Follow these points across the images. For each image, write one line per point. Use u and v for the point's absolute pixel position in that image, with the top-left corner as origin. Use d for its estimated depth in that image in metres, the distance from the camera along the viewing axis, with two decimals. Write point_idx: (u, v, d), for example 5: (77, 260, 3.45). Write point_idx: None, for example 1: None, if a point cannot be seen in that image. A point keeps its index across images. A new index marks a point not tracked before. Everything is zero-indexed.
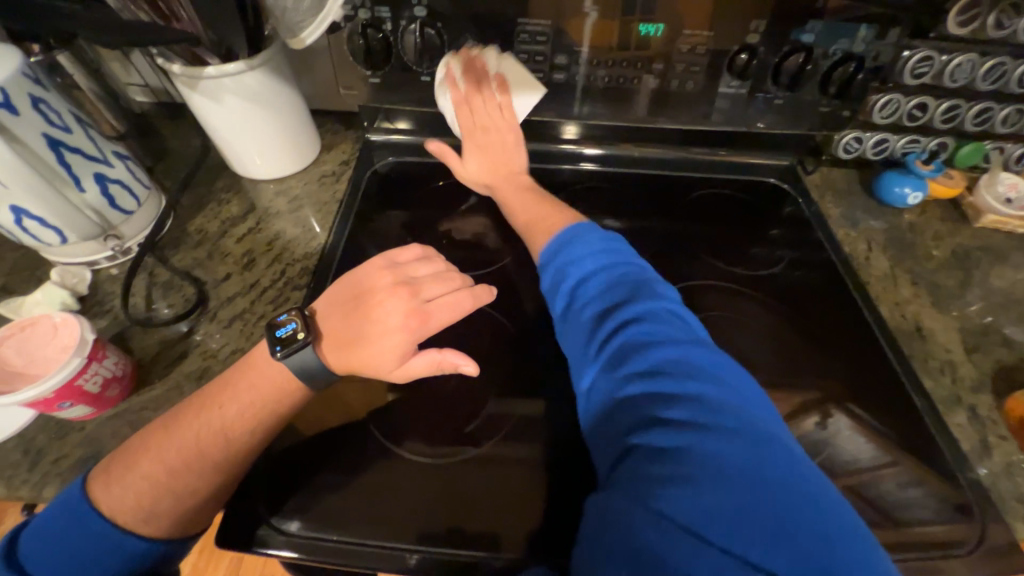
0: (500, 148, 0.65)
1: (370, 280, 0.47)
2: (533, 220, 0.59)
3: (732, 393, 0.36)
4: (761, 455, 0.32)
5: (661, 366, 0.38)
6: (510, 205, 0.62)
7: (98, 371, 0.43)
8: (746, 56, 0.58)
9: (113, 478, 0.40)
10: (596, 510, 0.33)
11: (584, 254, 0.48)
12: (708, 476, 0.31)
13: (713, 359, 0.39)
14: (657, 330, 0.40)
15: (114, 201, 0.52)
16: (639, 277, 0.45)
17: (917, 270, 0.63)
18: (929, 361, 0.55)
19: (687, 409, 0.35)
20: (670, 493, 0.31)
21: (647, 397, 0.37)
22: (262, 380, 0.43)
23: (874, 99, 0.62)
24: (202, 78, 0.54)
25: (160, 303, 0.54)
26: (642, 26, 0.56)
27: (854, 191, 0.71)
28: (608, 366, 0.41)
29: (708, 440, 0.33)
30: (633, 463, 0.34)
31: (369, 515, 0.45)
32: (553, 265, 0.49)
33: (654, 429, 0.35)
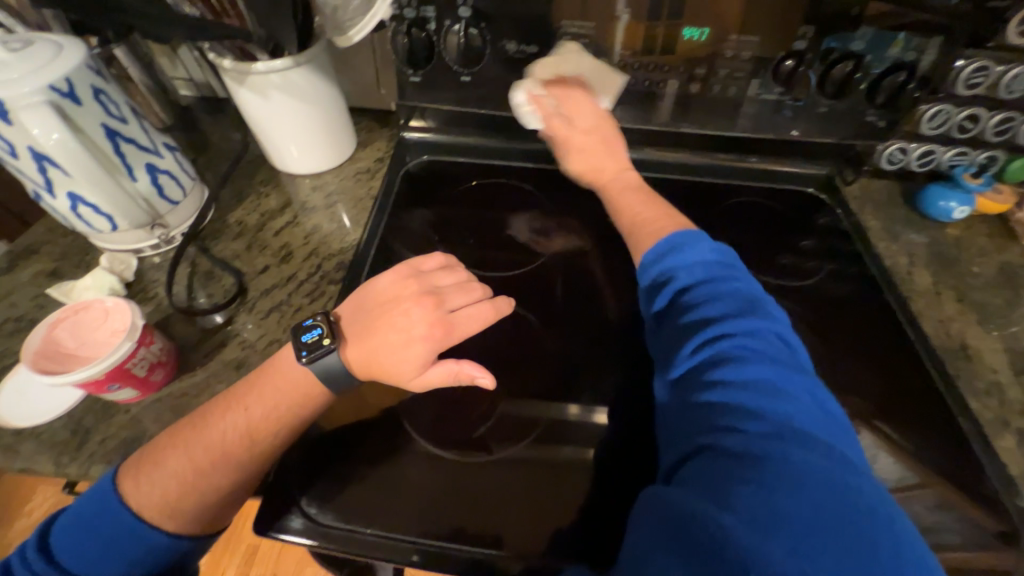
0: (601, 144, 0.61)
1: (394, 288, 0.47)
2: (638, 222, 0.55)
3: (818, 421, 0.36)
4: (847, 486, 0.32)
5: (749, 379, 0.38)
6: (619, 205, 0.59)
7: (145, 355, 0.44)
8: (792, 63, 0.57)
9: (140, 473, 0.41)
10: (658, 501, 0.34)
11: (690, 261, 0.47)
12: (789, 490, 0.31)
13: (804, 384, 0.39)
14: (754, 345, 0.40)
15: (163, 191, 0.54)
16: (749, 290, 0.44)
17: (962, 287, 0.61)
18: (975, 382, 0.53)
19: (772, 424, 0.35)
20: (742, 496, 0.32)
21: (732, 404, 0.37)
22: (287, 384, 0.43)
23: (923, 110, 0.60)
24: (250, 73, 0.55)
25: (201, 293, 0.55)
26: (687, 30, 0.56)
27: (895, 203, 0.70)
28: (696, 367, 0.41)
29: (796, 456, 0.33)
30: (706, 464, 0.35)
31: (398, 510, 0.45)
32: (655, 269, 0.48)
33: (735, 436, 0.35)
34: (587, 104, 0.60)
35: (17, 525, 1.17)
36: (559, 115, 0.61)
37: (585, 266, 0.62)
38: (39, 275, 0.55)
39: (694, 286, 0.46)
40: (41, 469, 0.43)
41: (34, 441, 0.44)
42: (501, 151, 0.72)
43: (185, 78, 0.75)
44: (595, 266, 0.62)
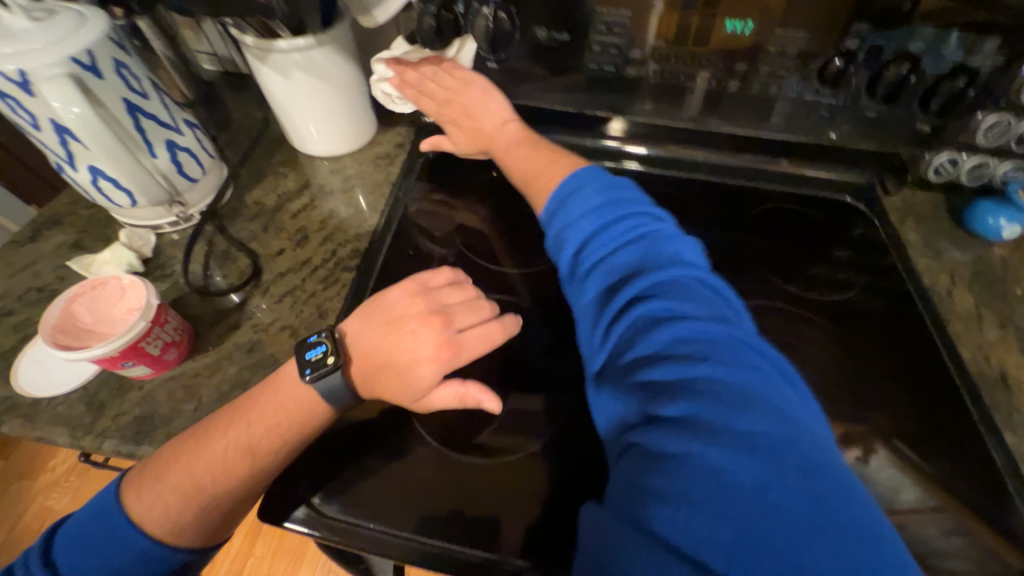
0: (471, 120, 0.62)
1: (401, 306, 0.46)
2: (529, 173, 0.56)
3: (737, 378, 0.33)
4: (770, 465, 0.29)
5: (669, 348, 0.36)
6: (540, 186, 0.54)
7: (159, 335, 0.44)
8: (841, 62, 0.54)
9: (144, 487, 0.41)
10: (593, 527, 0.32)
11: (578, 213, 0.47)
12: (710, 493, 0.28)
13: (722, 336, 0.36)
14: (674, 307, 0.38)
15: (182, 168, 0.53)
16: (655, 238, 0.43)
17: (1006, 311, 0.57)
18: (1013, 415, 0.50)
19: (688, 400, 0.33)
20: (665, 512, 0.29)
21: (651, 384, 0.35)
22: (290, 402, 0.43)
23: (981, 119, 0.55)
24: (273, 51, 0.54)
25: (217, 273, 0.55)
26: (732, 22, 0.52)
27: (939, 217, 0.66)
28: (617, 347, 0.39)
29: (710, 439, 0.30)
30: (634, 470, 0.32)
31: (403, 504, 0.45)
32: (553, 226, 0.48)
33: (657, 428, 0.33)
34: (445, 74, 0.62)
35: (41, 479, 1.23)
36: (445, 114, 0.64)
37: None
38: (60, 246, 0.56)
39: (597, 241, 0.45)
40: (57, 440, 0.44)
41: (51, 411, 0.45)
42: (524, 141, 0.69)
43: (209, 52, 0.74)
44: None
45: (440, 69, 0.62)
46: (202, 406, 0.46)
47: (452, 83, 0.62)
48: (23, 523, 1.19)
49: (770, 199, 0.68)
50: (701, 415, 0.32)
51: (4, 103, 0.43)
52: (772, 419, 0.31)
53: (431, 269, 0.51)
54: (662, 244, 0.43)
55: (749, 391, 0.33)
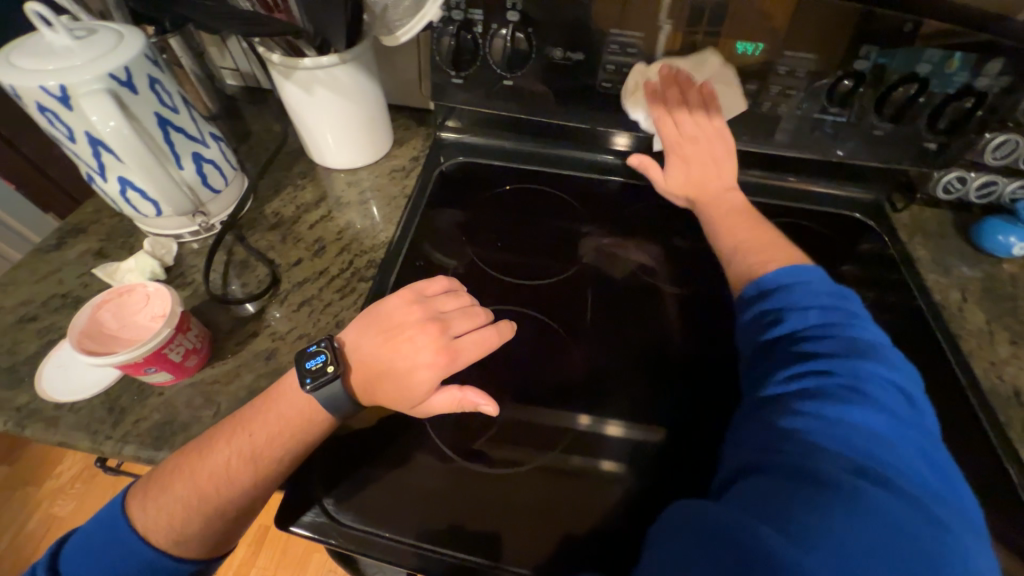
0: (711, 163, 0.60)
1: (398, 315, 0.47)
2: (743, 248, 0.53)
3: (915, 473, 0.33)
4: (931, 541, 0.30)
5: (848, 418, 0.36)
6: (719, 222, 0.57)
7: (182, 342, 0.45)
8: (850, 82, 0.55)
9: (148, 497, 0.42)
10: (708, 513, 0.33)
11: (817, 297, 0.44)
12: (868, 532, 0.30)
13: (911, 434, 0.35)
14: (886, 398, 0.37)
15: (206, 180, 0.55)
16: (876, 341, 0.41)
17: (1017, 328, 0.57)
18: None
19: (862, 464, 0.33)
20: (814, 527, 0.30)
21: (815, 435, 0.35)
22: (289, 412, 0.43)
23: (988, 139, 0.57)
24: (297, 68, 0.55)
25: (236, 282, 0.56)
26: (741, 44, 0.54)
27: (948, 234, 0.66)
28: (804, 391, 0.39)
29: (873, 491, 0.31)
30: (777, 486, 0.33)
31: (416, 513, 0.45)
32: (774, 295, 0.45)
33: (820, 464, 0.33)
34: (705, 118, 0.60)
35: (46, 485, 1.23)
36: (683, 150, 0.61)
37: (616, 280, 0.61)
38: (85, 254, 0.57)
39: (820, 324, 0.42)
40: (77, 444, 0.45)
41: (72, 416, 0.46)
42: (538, 156, 0.71)
43: (232, 68, 0.76)
44: (626, 281, 0.61)
45: (705, 113, 0.60)
46: (220, 412, 0.46)
47: (712, 141, 0.60)
48: (25, 531, 1.18)
49: (778, 215, 0.69)
50: (871, 475, 0.33)
51: (42, 117, 0.45)
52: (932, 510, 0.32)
53: (426, 278, 0.52)
54: (883, 352, 0.40)
55: (924, 490, 0.33)
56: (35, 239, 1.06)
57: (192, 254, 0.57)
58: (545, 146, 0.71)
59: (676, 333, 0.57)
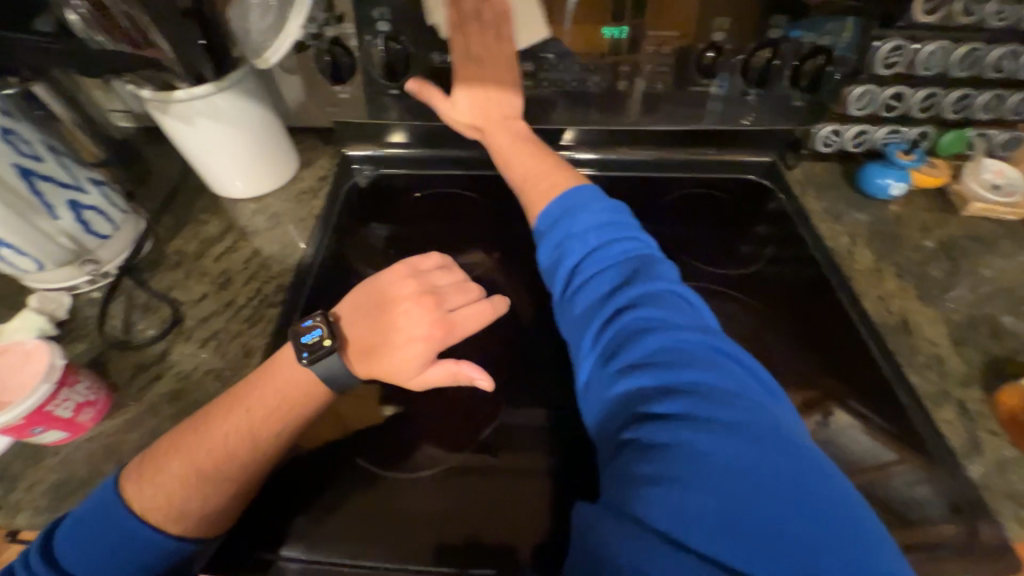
0: (496, 95, 0.59)
1: (395, 288, 0.48)
2: (529, 174, 0.57)
3: (724, 385, 0.35)
4: (760, 449, 0.31)
5: (653, 356, 0.37)
6: (507, 154, 0.59)
7: (70, 397, 0.43)
8: (712, 54, 0.58)
9: (144, 477, 0.40)
10: (583, 523, 0.33)
11: (584, 227, 0.47)
12: (702, 470, 0.31)
13: (708, 345, 0.38)
14: (654, 315, 0.40)
15: (89, 226, 0.53)
16: (647, 253, 0.45)
17: (901, 262, 0.61)
18: (915, 356, 0.52)
19: (689, 402, 0.34)
20: (653, 495, 0.31)
21: (637, 387, 0.37)
22: (288, 385, 0.44)
23: (849, 91, 0.61)
24: (172, 101, 0.54)
25: (137, 325, 0.54)
26: (607, 29, 0.56)
27: (838, 184, 0.70)
28: (602, 357, 0.40)
29: (697, 432, 0.33)
30: (625, 461, 0.34)
31: (334, 530, 0.45)
32: (554, 235, 0.48)
33: (647, 423, 0.34)
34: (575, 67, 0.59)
35: None
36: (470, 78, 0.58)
37: (532, 272, 0.63)
38: None
39: (592, 260, 0.45)
40: None
41: None
42: (455, 162, 0.72)
43: (122, 110, 0.73)
44: (541, 272, 0.63)
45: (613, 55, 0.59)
46: (123, 462, 0.45)
47: (495, 74, 0.58)
48: None
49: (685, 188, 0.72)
50: (686, 411, 0.34)
51: None
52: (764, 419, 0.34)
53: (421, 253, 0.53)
54: (652, 265, 0.44)
55: (745, 405, 0.34)
56: None
57: (111, 283, 0.56)
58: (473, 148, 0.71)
59: None
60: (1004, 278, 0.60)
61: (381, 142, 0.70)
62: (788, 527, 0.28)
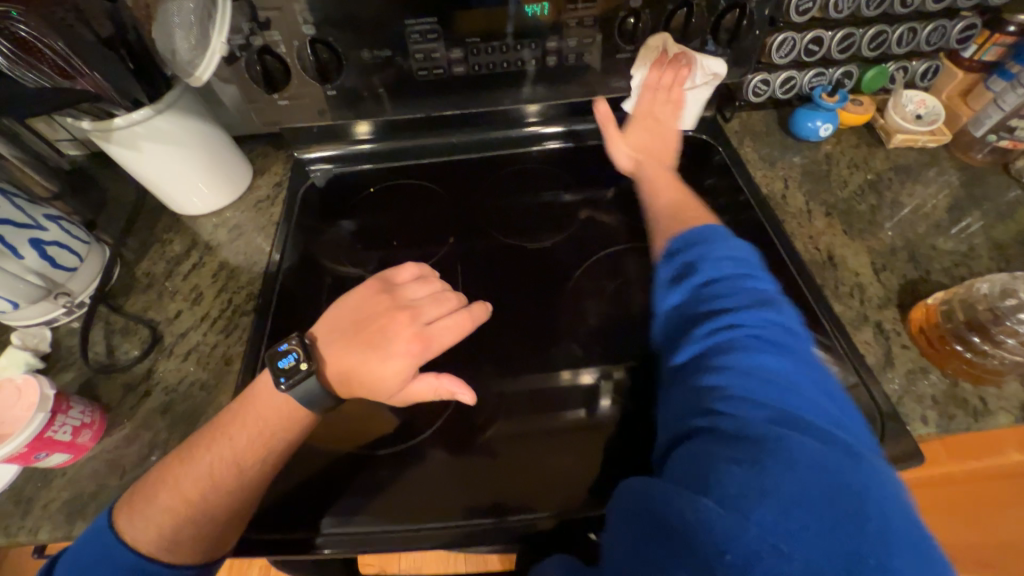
0: (661, 137, 0.65)
1: (371, 308, 0.52)
2: (677, 206, 0.56)
3: (826, 414, 0.36)
4: (856, 468, 0.32)
5: (754, 367, 0.39)
6: (654, 187, 0.61)
7: (66, 421, 0.47)
8: (634, 20, 0.60)
9: (134, 510, 0.44)
10: (647, 486, 0.36)
11: (718, 256, 0.46)
12: (792, 471, 0.32)
13: (814, 376, 0.39)
14: (764, 335, 0.40)
15: (55, 261, 0.55)
16: (771, 287, 0.45)
17: (831, 200, 0.65)
18: (839, 287, 0.57)
19: (783, 413, 0.36)
20: (731, 475, 0.33)
21: (733, 388, 0.38)
22: (267, 412, 0.47)
23: (771, 40, 0.64)
24: (114, 129, 0.55)
25: (119, 348, 0.57)
26: (528, 7, 0.57)
27: (772, 132, 0.73)
28: (699, 356, 0.42)
29: (797, 439, 0.34)
30: (705, 446, 0.36)
31: (364, 506, 0.51)
32: (682, 258, 0.47)
33: (735, 417, 0.36)
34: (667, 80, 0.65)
35: None
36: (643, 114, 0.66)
37: (488, 253, 0.67)
38: None
39: (719, 282, 0.45)
40: None
41: None
42: (413, 153, 0.75)
43: (70, 138, 0.73)
44: (498, 252, 0.67)
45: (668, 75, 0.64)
46: (127, 472, 0.49)
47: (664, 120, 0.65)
48: None
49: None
50: (786, 422, 0.35)
51: None
52: (849, 440, 0.35)
53: (398, 267, 0.57)
54: (777, 297, 0.44)
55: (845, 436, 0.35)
56: None
57: (87, 312, 0.59)
58: (432, 134, 0.74)
59: (547, 285, 0.64)
60: (923, 205, 0.64)
61: (347, 141, 0.74)
62: (870, 548, 0.29)
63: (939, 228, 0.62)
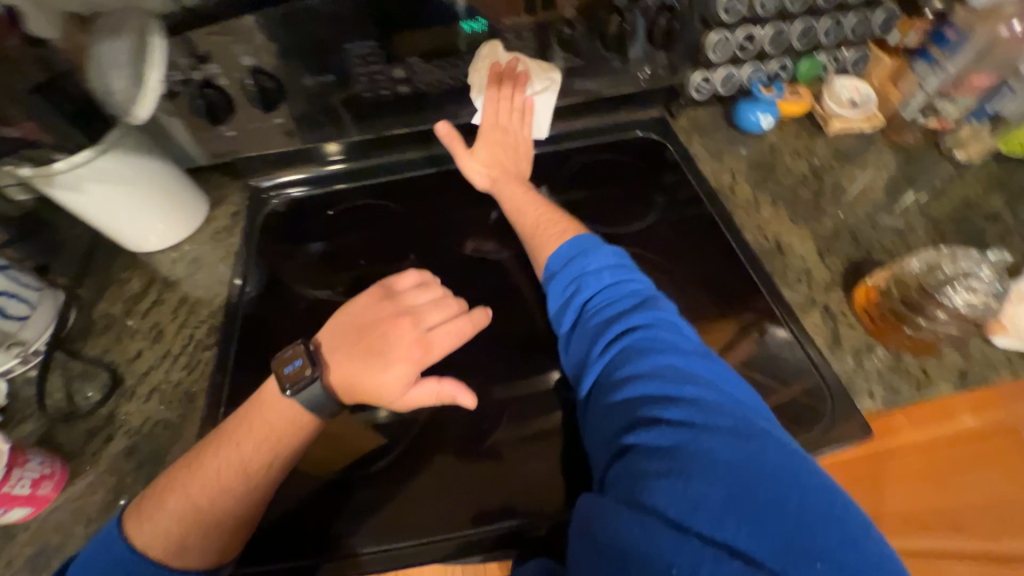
0: (511, 153, 0.67)
1: (373, 313, 0.52)
2: (541, 221, 0.60)
3: (722, 398, 0.40)
4: (756, 448, 0.36)
5: (658, 371, 0.42)
6: (517, 205, 0.63)
7: (24, 474, 0.46)
8: (570, 30, 0.61)
9: (143, 515, 0.44)
10: (592, 511, 0.37)
11: (597, 268, 0.51)
12: (703, 469, 0.35)
13: (707, 365, 0.43)
14: (660, 339, 0.45)
15: (4, 311, 0.54)
16: (649, 290, 0.50)
17: (776, 189, 0.68)
18: (787, 273, 0.59)
19: (686, 412, 0.39)
20: (659, 488, 0.35)
21: (643, 396, 0.42)
22: (276, 417, 0.47)
23: (708, 39, 0.66)
24: (54, 173, 0.54)
25: (79, 394, 0.57)
26: (465, 23, 0.59)
27: (719, 126, 0.76)
28: (607, 372, 0.45)
29: (701, 436, 0.37)
30: (632, 462, 0.38)
31: (341, 529, 0.51)
32: (566, 274, 0.52)
33: (653, 428, 0.39)
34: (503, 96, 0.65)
35: None
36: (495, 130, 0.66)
37: (449, 267, 0.68)
38: None
39: (602, 294, 0.50)
40: None
41: None
42: (384, 171, 0.75)
43: None
44: (460, 265, 0.68)
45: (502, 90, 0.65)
46: (93, 521, 0.48)
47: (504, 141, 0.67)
48: None
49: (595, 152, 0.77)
50: (689, 420, 0.39)
51: None
52: (751, 423, 0.38)
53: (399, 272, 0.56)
54: (657, 298, 0.49)
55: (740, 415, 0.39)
56: None
57: (44, 359, 0.57)
58: (403, 148, 0.74)
59: (510, 294, 0.65)
60: (863, 188, 0.67)
61: (314, 164, 0.73)
62: (789, 524, 0.32)
63: (879, 209, 0.65)
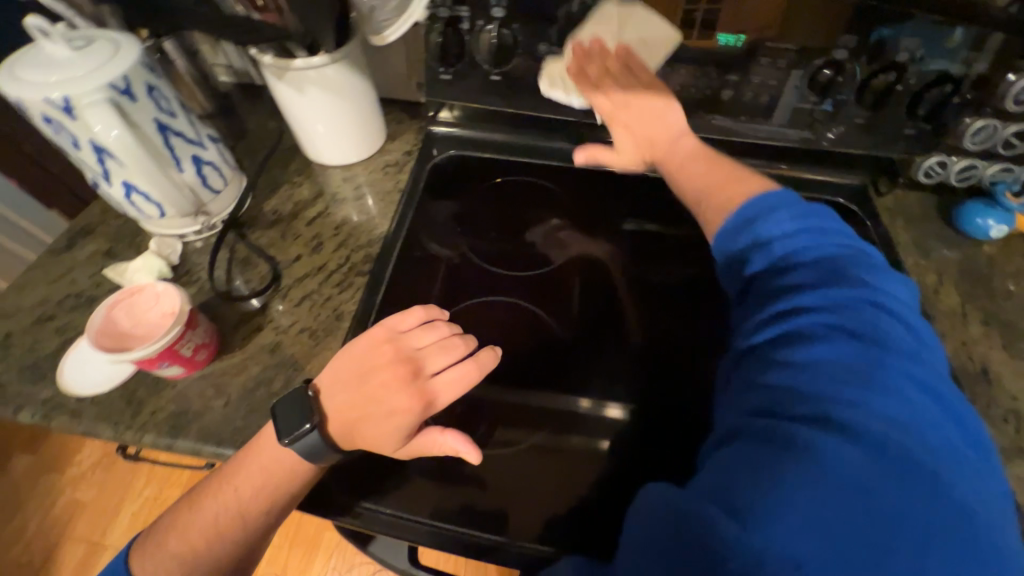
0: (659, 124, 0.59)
1: (373, 356, 0.47)
2: (701, 179, 0.55)
3: (899, 413, 0.33)
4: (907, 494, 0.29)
5: (820, 362, 0.36)
6: (679, 170, 0.58)
7: (192, 337, 0.48)
8: (830, 72, 0.56)
9: (148, 550, 0.42)
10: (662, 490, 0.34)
11: (775, 221, 0.44)
12: (821, 490, 0.30)
13: (890, 366, 0.35)
14: (836, 321, 0.38)
15: (205, 180, 0.57)
16: (847, 261, 0.41)
17: (992, 308, 0.59)
18: (992, 408, 0.52)
19: (832, 418, 0.33)
20: (753, 490, 0.31)
21: (791, 384, 0.36)
22: (273, 462, 0.43)
23: (967, 123, 0.56)
24: (289, 68, 0.56)
25: (237, 280, 0.59)
26: (724, 36, 0.55)
27: (930, 218, 0.67)
28: (762, 347, 0.40)
29: (835, 448, 0.31)
30: (737, 449, 0.34)
31: (455, 500, 0.50)
32: (739, 215, 0.47)
33: (787, 422, 0.34)
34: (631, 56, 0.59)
35: (67, 474, 1.21)
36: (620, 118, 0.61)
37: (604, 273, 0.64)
38: (95, 255, 0.59)
39: (780, 247, 0.43)
40: (101, 434, 0.48)
41: (92, 409, 0.48)
42: (525, 147, 0.72)
43: (226, 64, 0.75)
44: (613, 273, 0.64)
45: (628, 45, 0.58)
46: (231, 402, 0.50)
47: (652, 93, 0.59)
48: (54, 512, 1.17)
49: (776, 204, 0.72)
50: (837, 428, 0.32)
51: (48, 127, 0.47)
52: (922, 458, 0.31)
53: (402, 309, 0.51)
54: (856, 269, 0.41)
55: (914, 449, 0.31)
56: (24, 254, 1.01)
57: (217, 235, 0.61)
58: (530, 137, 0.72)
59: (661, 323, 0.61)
60: None
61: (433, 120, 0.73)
62: None
63: None
